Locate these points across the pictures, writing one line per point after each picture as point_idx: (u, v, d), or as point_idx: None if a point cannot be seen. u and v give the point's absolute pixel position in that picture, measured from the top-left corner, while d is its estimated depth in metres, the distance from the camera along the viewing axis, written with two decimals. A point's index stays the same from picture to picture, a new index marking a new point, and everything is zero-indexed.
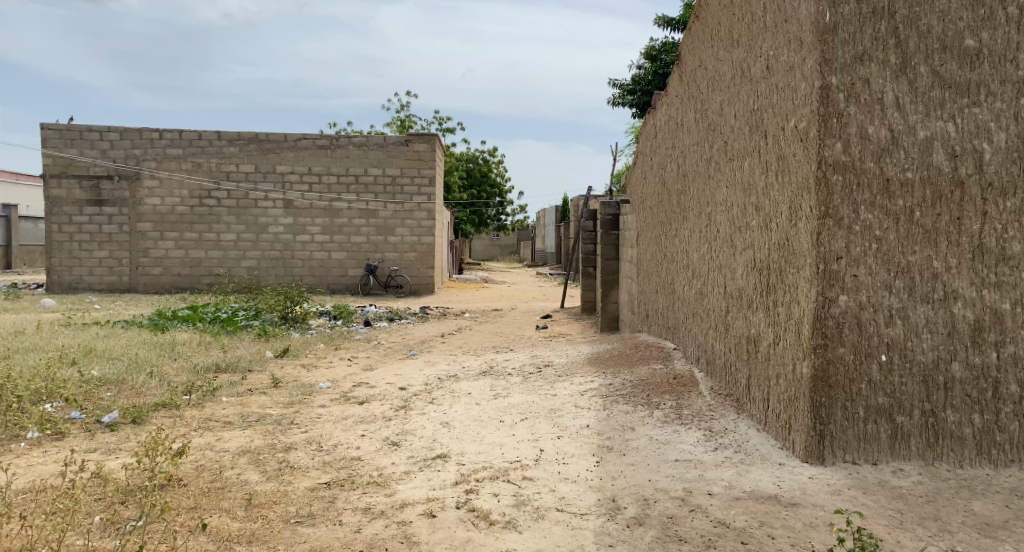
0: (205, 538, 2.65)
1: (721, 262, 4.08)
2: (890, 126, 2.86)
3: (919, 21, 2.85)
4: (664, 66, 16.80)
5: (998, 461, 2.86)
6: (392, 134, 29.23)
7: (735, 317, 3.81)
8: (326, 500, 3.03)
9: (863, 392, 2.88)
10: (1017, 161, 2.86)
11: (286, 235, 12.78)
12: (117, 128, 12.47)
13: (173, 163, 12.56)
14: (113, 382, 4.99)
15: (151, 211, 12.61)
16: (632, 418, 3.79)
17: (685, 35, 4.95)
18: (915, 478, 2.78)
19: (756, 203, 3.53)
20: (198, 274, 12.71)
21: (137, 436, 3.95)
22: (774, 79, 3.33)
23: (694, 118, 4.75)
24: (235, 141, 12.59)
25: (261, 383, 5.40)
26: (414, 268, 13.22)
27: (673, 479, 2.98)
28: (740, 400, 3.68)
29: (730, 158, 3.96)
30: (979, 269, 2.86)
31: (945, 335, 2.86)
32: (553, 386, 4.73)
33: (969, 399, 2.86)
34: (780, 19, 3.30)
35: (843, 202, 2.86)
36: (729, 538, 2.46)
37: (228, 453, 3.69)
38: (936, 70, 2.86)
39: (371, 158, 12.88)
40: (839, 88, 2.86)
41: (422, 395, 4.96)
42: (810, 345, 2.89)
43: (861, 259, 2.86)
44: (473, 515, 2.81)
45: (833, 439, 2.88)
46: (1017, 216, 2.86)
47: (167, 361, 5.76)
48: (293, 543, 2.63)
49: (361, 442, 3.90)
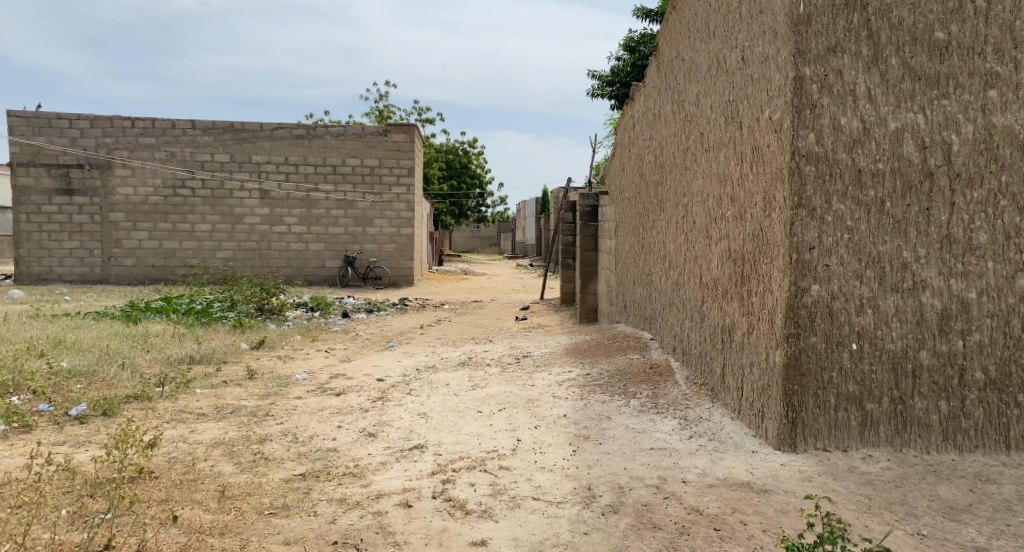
0: (176, 530, 2.62)
1: (697, 253, 4.11)
2: (863, 117, 2.89)
3: (891, 13, 2.88)
4: (644, 58, 16.92)
5: (963, 446, 2.91)
6: (370, 124, 29.24)
7: (710, 307, 3.85)
8: (301, 491, 3.02)
9: (834, 381, 2.92)
10: (985, 153, 2.90)
11: (263, 226, 12.64)
12: (87, 116, 12.23)
13: (146, 152, 12.34)
14: (83, 374, 4.90)
15: (124, 201, 12.40)
16: (609, 407, 3.82)
17: (663, 28, 4.96)
18: (883, 464, 2.83)
19: (732, 195, 3.56)
20: (172, 265, 12.54)
21: (107, 429, 3.90)
22: (749, 70, 3.36)
23: (671, 110, 4.77)
24: (210, 131, 12.40)
25: (236, 375, 5.34)
26: (393, 259, 13.17)
27: (647, 467, 3.01)
28: (715, 389, 3.73)
29: (706, 149, 3.99)
30: (947, 259, 2.91)
31: (913, 324, 2.91)
32: (531, 376, 4.75)
33: (936, 387, 2.91)
34: (755, 10, 3.32)
35: (816, 193, 2.89)
36: (702, 525, 2.49)
37: (202, 445, 3.65)
38: (907, 62, 2.89)
39: (349, 148, 12.78)
40: (813, 79, 2.88)
41: (400, 386, 4.96)
42: (782, 334, 2.92)
43: (833, 249, 2.90)
44: (449, 505, 2.81)
45: (804, 427, 2.93)
46: (983, 208, 2.91)
47: (140, 353, 5.68)
48: (267, 534, 2.61)
49: (337, 434, 3.89)
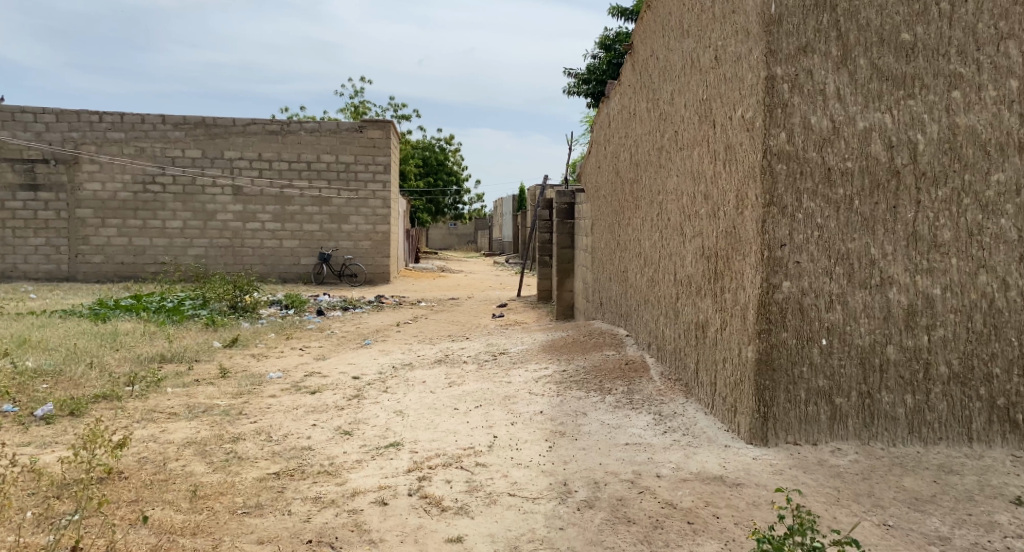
0: (146, 531, 2.59)
1: (672, 250, 4.15)
2: (832, 117, 2.94)
3: (859, 14, 2.94)
4: (619, 56, 17.00)
5: (927, 438, 2.98)
6: (345, 119, 29.03)
7: (684, 305, 3.88)
8: (275, 490, 2.99)
9: (804, 375, 2.97)
10: (949, 152, 2.97)
11: (236, 222, 12.49)
12: (53, 110, 11.97)
13: (115, 147, 12.11)
14: (49, 374, 4.80)
15: (92, 197, 12.17)
16: (584, 403, 3.85)
17: (638, 26, 4.98)
18: (851, 457, 2.89)
19: (705, 192, 3.59)
20: (143, 262, 12.33)
21: (74, 429, 3.84)
22: (722, 69, 3.40)
23: (646, 108, 4.81)
24: (181, 126, 12.20)
25: (209, 374, 5.27)
26: (369, 256, 13.07)
27: (622, 462, 3.04)
28: (689, 385, 3.77)
29: (680, 147, 4.03)
30: (913, 256, 2.97)
31: (880, 319, 2.97)
32: (507, 373, 4.76)
33: (902, 381, 2.98)
34: (728, 10, 3.35)
35: (787, 191, 2.94)
36: (675, 518, 2.52)
37: (173, 445, 3.61)
38: (874, 63, 2.95)
39: (323, 144, 12.66)
40: (784, 79, 2.93)
41: (376, 384, 4.94)
42: (754, 330, 2.96)
43: (803, 246, 2.95)
44: (425, 502, 2.81)
45: (775, 421, 2.98)
46: (947, 205, 2.97)
47: (108, 351, 5.58)
48: (240, 533, 2.59)
49: (312, 432, 3.86)
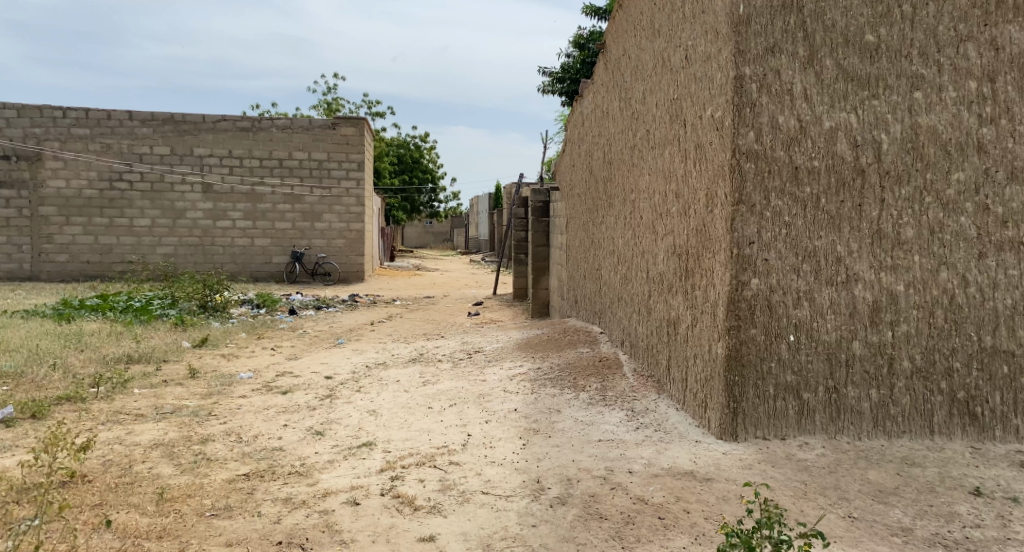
0: (110, 535, 2.54)
1: (644, 248, 4.18)
2: (799, 116, 2.99)
3: (825, 15, 2.98)
4: (593, 55, 17.05)
5: (891, 432, 3.04)
6: (318, 117, 28.74)
7: (656, 302, 3.91)
8: (245, 492, 2.96)
9: (773, 371, 3.01)
10: (912, 152, 3.03)
11: (206, 220, 12.30)
12: (14, 105, 11.69)
13: (80, 144, 11.86)
14: (10, 375, 4.69)
15: (56, 195, 11.90)
16: (558, 400, 3.86)
17: (610, 26, 5.01)
18: (818, 451, 2.94)
19: (677, 190, 3.62)
20: (109, 261, 12.09)
21: (36, 432, 3.75)
22: (692, 68, 3.43)
23: (619, 107, 4.83)
24: (148, 122, 11.98)
25: (177, 375, 5.19)
26: (343, 255, 12.97)
27: (595, 458, 3.06)
28: (661, 381, 3.80)
29: (652, 146, 4.05)
30: (878, 253, 3.02)
31: (846, 315, 3.02)
32: (482, 372, 4.75)
33: (868, 376, 3.03)
34: (697, 11, 3.38)
35: (755, 189, 2.98)
36: (647, 514, 2.54)
37: (139, 447, 3.55)
38: (839, 64, 3.00)
39: (295, 141, 12.52)
40: (752, 79, 2.97)
41: (349, 383, 4.90)
42: (724, 326, 3.00)
43: (771, 244, 2.99)
44: (398, 501, 2.80)
45: (745, 416, 3.02)
46: (910, 203, 3.03)
47: (73, 352, 5.47)
48: (207, 536, 2.55)
49: (283, 433, 3.82)
